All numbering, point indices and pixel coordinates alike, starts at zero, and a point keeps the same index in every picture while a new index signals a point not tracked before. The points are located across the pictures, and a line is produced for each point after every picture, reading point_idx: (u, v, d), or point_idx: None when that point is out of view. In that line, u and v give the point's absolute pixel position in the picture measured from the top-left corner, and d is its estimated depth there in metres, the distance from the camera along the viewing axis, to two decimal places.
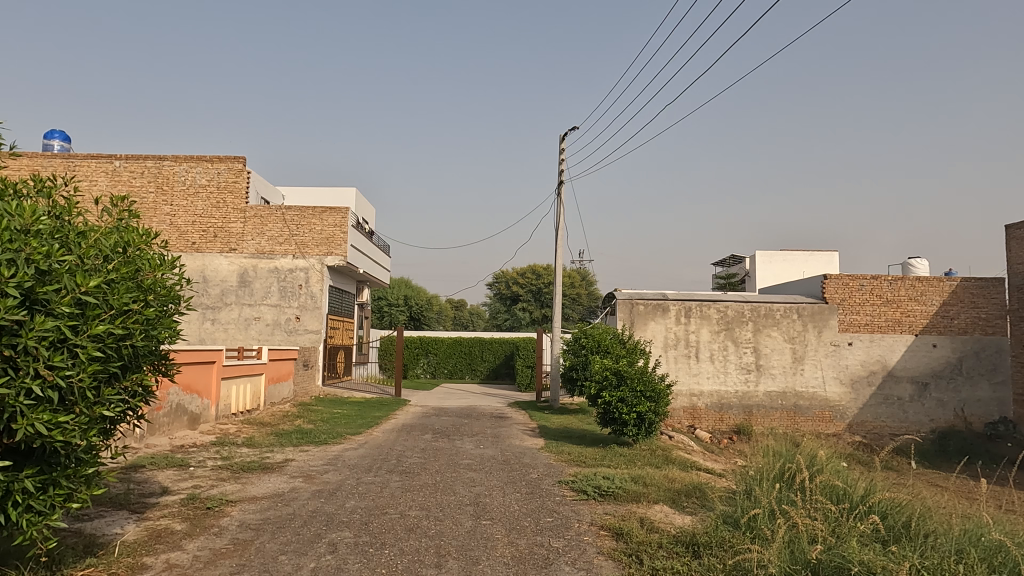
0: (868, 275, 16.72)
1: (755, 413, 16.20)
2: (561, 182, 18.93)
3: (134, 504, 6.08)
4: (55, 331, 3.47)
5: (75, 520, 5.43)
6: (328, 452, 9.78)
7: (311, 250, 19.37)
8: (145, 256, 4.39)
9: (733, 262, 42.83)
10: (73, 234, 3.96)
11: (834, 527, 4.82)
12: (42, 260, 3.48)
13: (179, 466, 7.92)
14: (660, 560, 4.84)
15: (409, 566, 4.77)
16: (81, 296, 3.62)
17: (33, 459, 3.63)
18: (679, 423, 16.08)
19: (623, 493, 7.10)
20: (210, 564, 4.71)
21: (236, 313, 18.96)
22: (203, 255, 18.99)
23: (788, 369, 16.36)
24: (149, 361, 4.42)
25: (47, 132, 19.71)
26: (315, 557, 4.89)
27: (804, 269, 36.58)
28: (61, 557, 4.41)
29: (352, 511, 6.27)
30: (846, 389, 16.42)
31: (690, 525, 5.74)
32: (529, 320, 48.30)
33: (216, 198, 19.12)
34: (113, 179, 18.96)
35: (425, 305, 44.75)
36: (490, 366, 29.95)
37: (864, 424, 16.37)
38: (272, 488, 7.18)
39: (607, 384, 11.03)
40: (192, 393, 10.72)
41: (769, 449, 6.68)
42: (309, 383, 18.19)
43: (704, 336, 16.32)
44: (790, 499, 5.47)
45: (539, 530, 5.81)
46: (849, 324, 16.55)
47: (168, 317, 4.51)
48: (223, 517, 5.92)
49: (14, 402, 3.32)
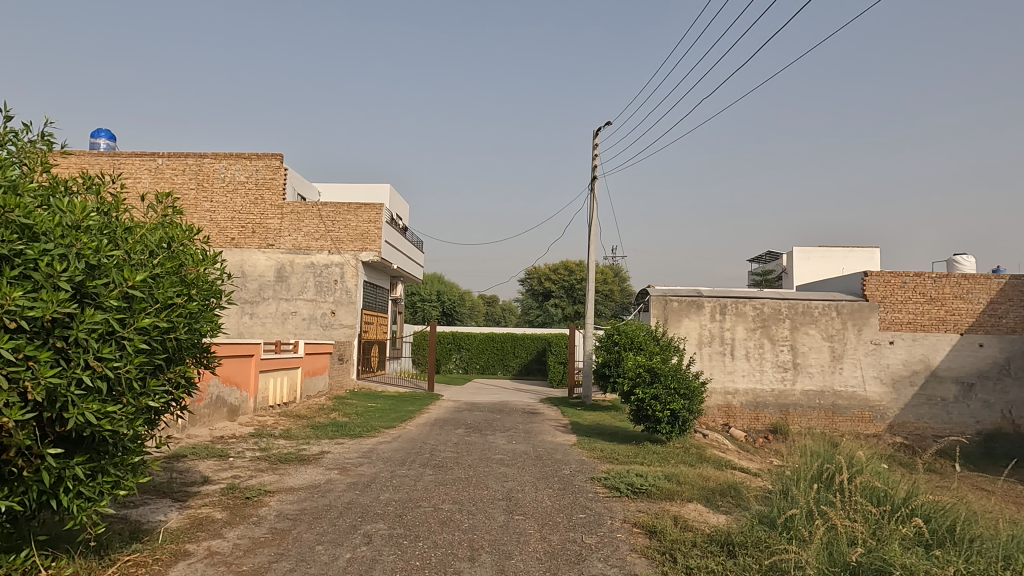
0: (911, 272, 16.26)
1: (792, 412, 15.94)
2: (593, 177, 18.77)
3: (177, 492, 6.26)
4: (104, 323, 3.57)
5: (122, 506, 5.62)
6: (363, 445, 9.93)
7: (345, 246, 19.60)
8: (189, 251, 4.54)
9: (772, 259, 42.06)
10: (121, 229, 4.08)
11: (874, 530, 4.71)
12: (92, 255, 3.59)
13: (219, 457, 8.13)
14: (694, 559, 4.79)
15: (444, 558, 4.83)
16: (129, 289, 3.74)
17: (83, 447, 3.76)
18: (714, 421, 15.96)
19: (658, 491, 7.04)
20: (249, 552, 4.83)
21: (273, 307, 19.32)
22: (242, 251, 19.38)
23: (827, 368, 16.02)
24: (192, 353, 4.55)
25: (94, 132, 20.39)
26: (350, 547, 4.98)
27: (843, 265, 35.67)
28: (109, 542, 4.58)
29: (386, 503, 6.36)
30: (887, 389, 16.01)
31: (725, 525, 5.67)
32: (562, 317, 48.11)
33: (254, 194, 19.52)
34: (156, 176, 19.51)
35: (457, 301, 45.16)
36: (522, 361, 29.99)
37: (906, 425, 15.94)
38: (309, 479, 7.32)
39: (640, 380, 10.92)
40: (231, 386, 10.97)
41: (807, 448, 6.54)
42: (344, 376, 18.47)
43: (739, 334, 16.11)
44: (829, 499, 5.36)
45: (573, 526, 5.80)
46: (890, 322, 16.14)
47: (210, 311, 4.64)
48: (262, 507, 6.07)
49: (66, 391, 3.40)
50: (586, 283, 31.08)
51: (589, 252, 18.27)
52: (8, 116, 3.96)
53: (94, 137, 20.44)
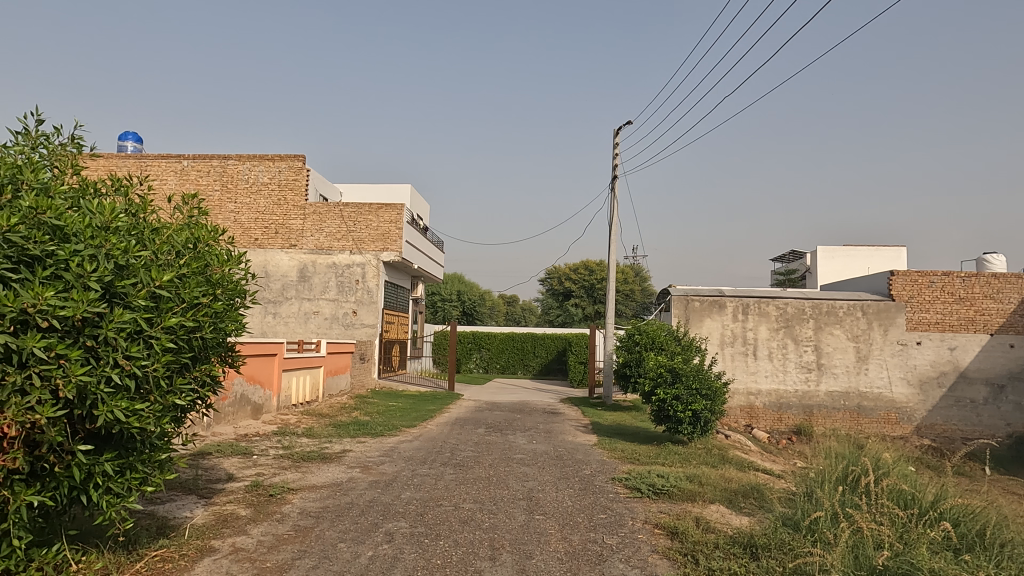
0: (939, 271, 15.95)
1: (816, 413, 15.73)
2: (613, 177, 18.68)
3: (202, 489, 6.36)
4: (132, 323, 3.64)
5: (149, 502, 5.73)
6: (384, 444, 9.99)
7: (367, 246, 19.74)
8: (214, 252, 4.61)
9: (795, 259, 41.56)
10: (148, 230, 4.16)
11: (901, 533, 4.64)
12: (121, 256, 3.66)
13: (243, 455, 8.23)
14: (716, 561, 4.75)
15: (465, 557, 4.84)
16: (156, 289, 3.82)
17: (112, 443, 3.84)
18: (736, 422, 15.82)
19: (679, 492, 7.00)
20: (273, 549, 4.88)
21: (296, 306, 19.53)
22: (265, 251, 19.62)
23: (852, 368, 15.79)
24: (217, 352, 4.63)
25: (122, 134, 20.78)
26: (372, 545, 5.02)
27: (868, 265, 35.12)
28: (137, 537, 4.66)
29: (407, 501, 6.40)
30: (914, 390, 15.73)
31: (748, 526, 5.62)
32: (582, 317, 47.99)
33: (278, 195, 19.76)
34: (182, 177, 19.81)
35: (477, 301, 45.27)
36: (542, 361, 29.96)
37: (934, 427, 15.65)
38: (331, 478, 7.39)
39: (661, 381, 10.85)
40: (255, 384, 11.11)
41: (832, 449, 6.46)
42: (365, 376, 18.60)
43: (762, 334, 15.93)
44: (854, 502, 5.28)
45: (594, 526, 5.79)
46: (917, 322, 15.85)
47: (234, 310, 4.71)
48: (285, 504, 6.14)
49: (95, 389, 3.47)
50: (607, 283, 30.96)
51: (609, 252, 18.19)
52: (39, 119, 4.05)
53: (121, 139, 20.83)
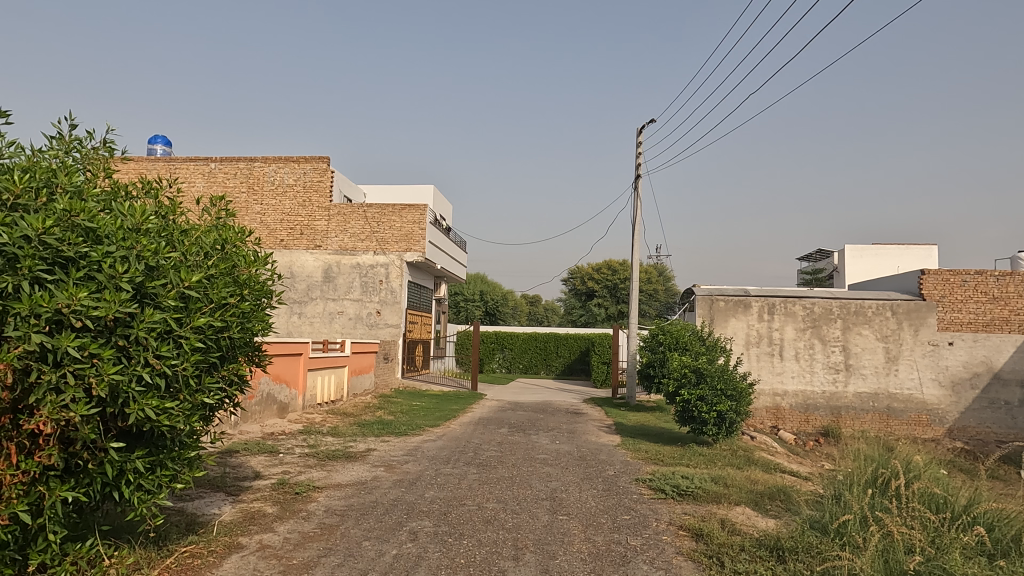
0: (972, 270, 15.60)
1: (844, 415, 15.49)
2: (636, 176, 18.58)
3: (230, 486, 6.46)
4: (162, 323, 3.71)
5: (178, 499, 5.84)
6: (408, 443, 10.05)
7: (390, 246, 19.87)
8: (241, 253, 4.68)
9: (822, 257, 40.93)
10: (177, 232, 4.24)
11: (933, 538, 4.54)
12: (151, 257, 3.73)
13: (270, 453, 8.35)
14: (742, 564, 4.70)
15: (488, 557, 4.84)
16: (185, 290, 3.89)
17: (143, 441, 3.91)
18: (762, 423, 15.63)
19: (704, 493, 6.94)
20: (299, 546, 4.94)
21: (321, 307, 19.73)
22: (291, 252, 19.86)
23: (881, 369, 15.50)
24: (244, 352, 4.70)
25: (152, 138, 21.19)
26: (396, 544, 5.05)
27: (898, 264, 34.45)
28: (167, 533, 4.75)
29: (431, 501, 6.43)
30: (946, 392, 15.41)
31: (774, 529, 5.55)
32: (605, 316, 47.81)
33: (303, 196, 20.01)
34: (210, 180, 20.13)
35: (500, 301, 45.34)
36: (565, 361, 29.90)
37: (967, 429, 15.31)
38: (356, 476, 7.46)
39: (685, 381, 10.76)
40: (281, 383, 11.26)
41: (861, 452, 6.34)
42: (389, 375, 18.73)
43: (789, 334, 15.71)
44: (884, 506, 5.18)
45: (618, 527, 5.76)
46: (949, 322, 15.52)
47: (261, 310, 4.77)
48: (311, 502, 6.21)
49: (128, 388, 3.54)
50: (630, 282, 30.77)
51: (632, 251, 18.09)
52: (72, 124, 4.14)
53: (151, 143, 21.25)
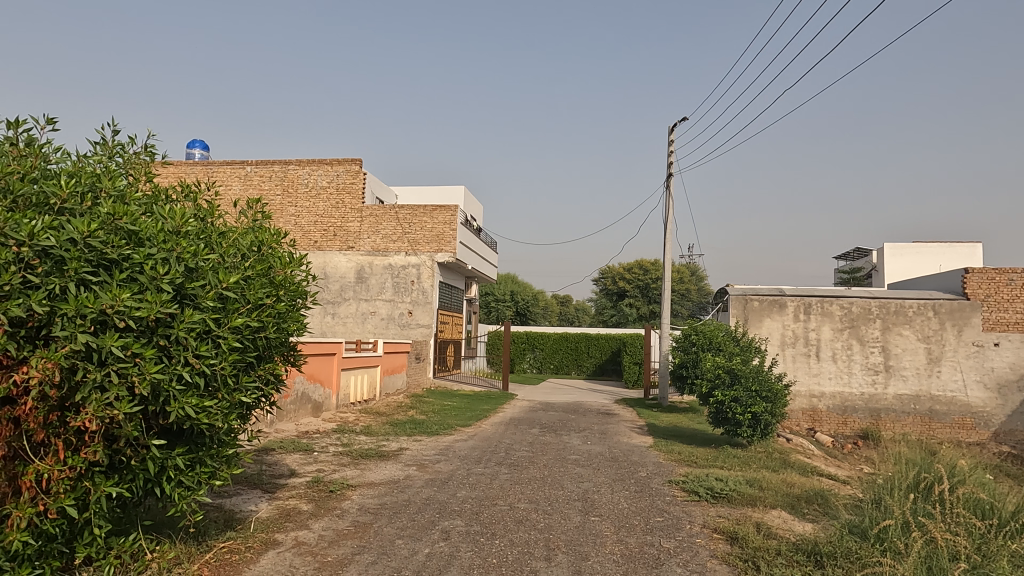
0: (1019, 269, 15.11)
1: (884, 417, 15.11)
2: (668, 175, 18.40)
3: (266, 484, 6.58)
4: (201, 323, 3.80)
5: (217, 496, 5.96)
6: (440, 443, 10.11)
7: (421, 247, 20.00)
8: (276, 254, 4.76)
9: (860, 256, 40.01)
10: (216, 234, 4.34)
11: (978, 545, 4.41)
12: (190, 258, 3.83)
13: (304, 451, 8.47)
14: (777, 568, 4.62)
15: (521, 557, 4.84)
16: (223, 291, 3.97)
17: (183, 438, 4.01)
18: (798, 425, 15.33)
19: (738, 496, 6.83)
20: (334, 543, 5.01)
21: (354, 307, 19.96)
22: (324, 253, 20.14)
23: (923, 371, 15.08)
24: (280, 352, 4.78)
25: (190, 143, 21.70)
26: (429, 543, 5.09)
27: (940, 262, 33.48)
28: (206, 529, 4.86)
29: (463, 500, 6.45)
30: (991, 394, 14.93)
31: (811, 533, 5.44)
32: (636, 317, 47.45)
33: (336, 198, 20.29)
34: (246, 183, 20.55)
35: (530, 301, 45.33)
36: (596, 362, 29.76)
37: (1014, 433, 14.80)
38: (389, 475, 7.53)
39: (719, 382, 10.63)
40: (315, 383, 11.43)
41: (901, 455, 6.18)
42: (421, 375, 18.87)
43: (826, 334, 15.38)
44: (927, 511, 5.04)
45: (650, 529, 5.71)
46: (994, 322, 15.04)
47: (296, 311, 4.85)
48: (345, 500, 6.28)
49: (168, 386, 3.64)
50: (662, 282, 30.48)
51: (664, 251, 17.92)
52: (115, 130, 4.26)
53: (189, 148, 21.77)
